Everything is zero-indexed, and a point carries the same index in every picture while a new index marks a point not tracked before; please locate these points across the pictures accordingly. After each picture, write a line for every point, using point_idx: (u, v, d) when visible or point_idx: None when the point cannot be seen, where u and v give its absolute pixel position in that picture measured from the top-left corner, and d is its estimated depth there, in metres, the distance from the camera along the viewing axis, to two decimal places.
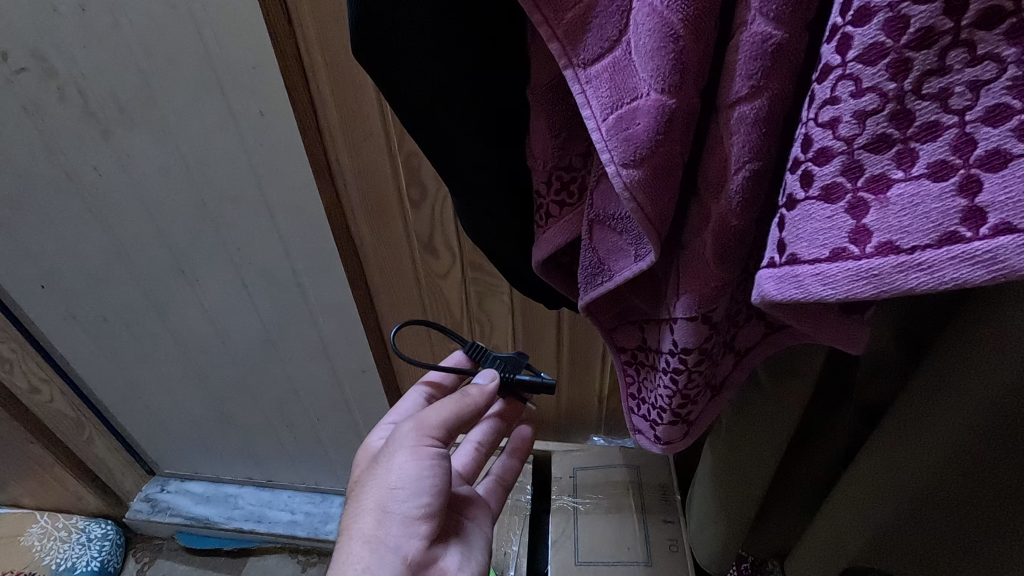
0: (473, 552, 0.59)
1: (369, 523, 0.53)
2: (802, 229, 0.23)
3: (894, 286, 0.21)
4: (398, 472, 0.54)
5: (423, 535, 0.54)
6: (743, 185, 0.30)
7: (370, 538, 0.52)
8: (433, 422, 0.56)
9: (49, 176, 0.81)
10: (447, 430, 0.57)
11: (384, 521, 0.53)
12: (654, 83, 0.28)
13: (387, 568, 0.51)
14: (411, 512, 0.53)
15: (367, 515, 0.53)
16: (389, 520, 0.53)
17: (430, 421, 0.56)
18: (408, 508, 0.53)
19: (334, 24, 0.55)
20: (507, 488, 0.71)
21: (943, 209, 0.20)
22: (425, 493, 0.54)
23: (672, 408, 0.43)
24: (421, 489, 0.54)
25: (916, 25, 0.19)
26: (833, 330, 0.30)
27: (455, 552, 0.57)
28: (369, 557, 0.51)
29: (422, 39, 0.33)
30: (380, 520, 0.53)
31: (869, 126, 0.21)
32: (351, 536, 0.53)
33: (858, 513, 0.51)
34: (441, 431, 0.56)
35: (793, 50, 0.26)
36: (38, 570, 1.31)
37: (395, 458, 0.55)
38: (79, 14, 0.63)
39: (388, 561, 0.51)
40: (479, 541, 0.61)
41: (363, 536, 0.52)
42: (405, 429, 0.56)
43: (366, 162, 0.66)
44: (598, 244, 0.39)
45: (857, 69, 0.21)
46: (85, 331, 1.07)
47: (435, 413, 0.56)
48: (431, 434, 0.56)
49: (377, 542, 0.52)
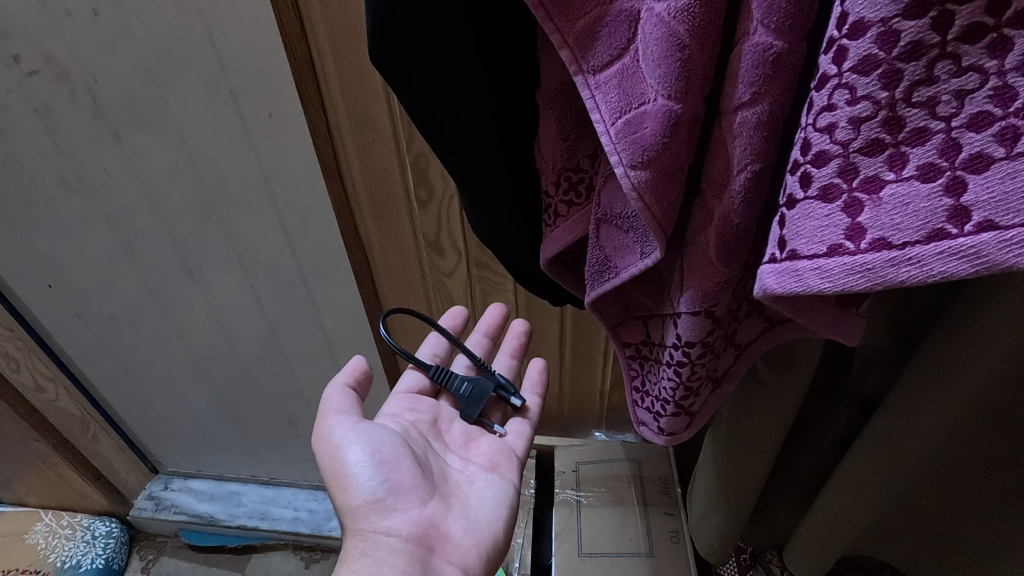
0: (474, 501, 0.60)
1: (349, 523, 0.55)
2: (801, 227, 0.25)
3: (886, 279, 0.23)
4: (344, 465, 0.57)
5: (404, 506, 0.56)
6: (745, 185, 0.31)
7: (357, 534, 0.54)
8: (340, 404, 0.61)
9: (59, 177, 0.82)
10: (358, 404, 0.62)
11: (361, 514, 0.55)
12: (661, 90, 0.30)
13: (382, 547, 0.53)
14: (378, 492, 0.55)
15: (347, 518, 0.56)
16: (363, 510, 0.55)
17: (337, 408, 0.61)
18: (372, 489, 0.56)
19: (346, 28, 0.56)
20: (533, 425, 0.72)
21: (931, 208, 0.22)
22: (378, 468, 0.56)
23: (675, 400, 0.44)
24: (372, 465, 0.56)
25: (906, 39, 0.21)
26: (831, 322, 0.32)
27: (456, 511, 0.59)
28: (363, 546, 0.53)
29: (438, 46, 0.35)
30: (357, 515, 0.55)
31: (863, 132, 0.23)
32: (343, 543, 0.55)
33: (860, 495, 0.51)
34: (354, 410, 0.61)
35: (792, 59, 0.27)
36: (43, 567, 1.32)
37: (332, 458, 0.58)
38: (92, 18, 0.64)
39: (381, 541, 0.53)
40: (486, 488, 0.62)
41: (351, 536, 0.55)
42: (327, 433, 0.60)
43: (375, 162, 0.67)
44: (605, 242, 0.40)
45: (852, 79, 0.22)
46: (91, 330, 1.08)
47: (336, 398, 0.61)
48: (347, 418, 0.60)
49: (364, 532, 0.54)
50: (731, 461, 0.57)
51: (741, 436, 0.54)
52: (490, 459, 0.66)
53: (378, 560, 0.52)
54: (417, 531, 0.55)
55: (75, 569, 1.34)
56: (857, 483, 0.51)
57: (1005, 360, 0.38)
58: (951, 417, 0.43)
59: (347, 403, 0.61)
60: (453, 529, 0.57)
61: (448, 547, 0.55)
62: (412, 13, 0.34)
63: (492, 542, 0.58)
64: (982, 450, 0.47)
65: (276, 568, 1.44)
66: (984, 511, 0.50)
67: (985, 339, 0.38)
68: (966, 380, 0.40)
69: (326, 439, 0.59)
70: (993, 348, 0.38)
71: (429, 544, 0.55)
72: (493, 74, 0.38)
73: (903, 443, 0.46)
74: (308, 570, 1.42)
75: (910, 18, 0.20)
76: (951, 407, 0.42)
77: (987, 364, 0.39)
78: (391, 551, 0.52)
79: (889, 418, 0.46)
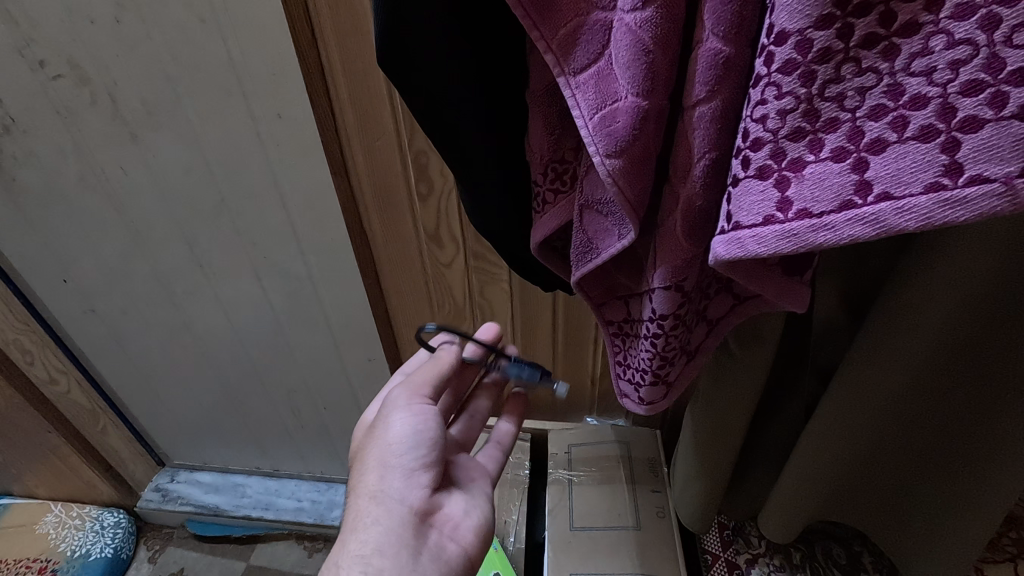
0: (472, 494, 0.66)
1: (373, 479, 0.59)
2: (742, 202, 0.30)
3: (809, 243, 0.28)
4: (397, 427, 0.61)
5: (425, 483, 0.60)
6: (704, 171, 0.36)
7: (375, 493, 0.58)
8: (420, 380, 0.65)
9: (77, 175, 0.87)
10: (434, 388, 0.65)
11: (386, 475, 0.59)
12: (631, 89, 0.34)
13: (395, 515, 0.57)
14: (412, 464, 0.60)
15: (371, 474, 0.59)
16: (392, 472, 0.59)
17: (419, 382, 0.65)
18: (407, 460, 0.60)
19: (352, 35, 0.61)
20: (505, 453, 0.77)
21: (842, 183, 0.27)
22: (423, 445, 0.61)
23: (653, 370, 0.49)
24: (418, 440, 0.61)
25: (817, 46, 0.26)
26: (781, 290, 0.37)
27: (456, 497, 0.64)
28: (378, 509, 0.57)
29: (438, 51, 0.40)
30: (382, 475, 0.59)
31: (789, 121, 0.28)
32: (358, 496, 0.58)
33: (821, 458, 0.57)
34: (432, 388, 0.65)
35: (740, 62, 0.32)
36: (54, 556, 1.36)
37: (391, 418, 0.62)
38: (114, 26, 0.69)
39: (395, 509, 0.57)
40: (480, 491, 0.68)
41: (368, 492, 0.58)
42: (395, 395, 0.64)
43: (379, 158, 0.72)
44: (587, 226, 0.45)
45: (778, 78, 0.27)
46: (103, 323, 1.13)
47: (421, 374, 0.65)
48: (421, 393, 0.64)
49: (383, 495, 0.58)
50: (707, 432, 0.61)
51: (717, 407, 0.59)
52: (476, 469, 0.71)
53: (388, 526, 0.56)
54: (427, 509, 0.59)
55: (85, 558, 1.38)
56: (821, 445, 0.56)
57: (943, 327, 0.44)
58: (897, 378, 0.49)
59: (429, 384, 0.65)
60: (454, 514, 0.62)
61: (449, 532, 0.60)
62: (415, 22, 0.38)
63: (485, 534, 0.63)
64: (928, 412, 0.53)
65: (279, 557, 1.48)
66: (932, 469, 0.56)
67: (921, 308, 0.44)
68: (908, 346, 0.46)
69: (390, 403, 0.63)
70: (926, 319, 0.44)
71: (433, 522, 0.59)
72: (486, 75, 0.43)
73: (859, 405, 0.52)
74: (311, 559, 1.47)
75: (820, 29, 0.25)
76: (899, 365, 0.48)
77: (926, 331, 0.45)
78: (401, 521, 0.56)
79: (845, 385, 0.51)
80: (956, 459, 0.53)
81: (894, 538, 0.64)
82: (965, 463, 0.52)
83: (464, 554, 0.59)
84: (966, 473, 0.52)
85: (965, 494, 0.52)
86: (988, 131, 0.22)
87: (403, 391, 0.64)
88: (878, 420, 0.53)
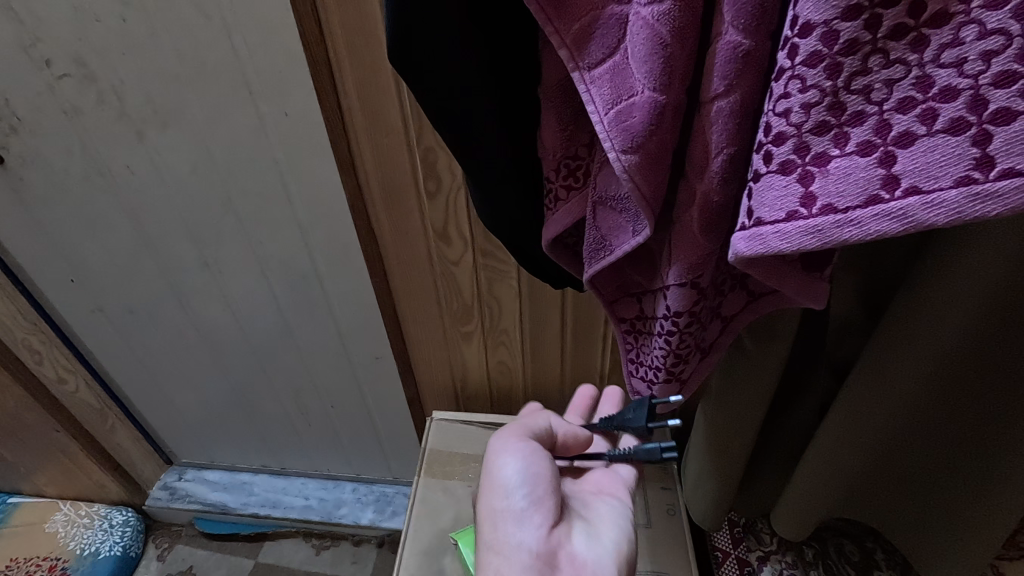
0: (602, 526, 0.59)
1: (491, 530, 0.55)
2: (764, 197, 0.30)
3: (834, 239, 0.27)
4: (499, 474, 0.58)
5: (542, 525, 0.54)
6: (722, 166, 0.36)
7: (492, 547, 0.53)
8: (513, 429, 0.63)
9: (84, 175, 0.87)
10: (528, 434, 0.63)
11: (503, 523, 0.55)
12: (648, 83, 0.34)
13: (521, 560, 0.51)
14: (522, 505, 0.55)
15: (487, 525, 0.55)
16: (504, 517, 0.55)
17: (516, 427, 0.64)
18: (517, 501, 0.56)
19: (360, 30, 0.61)
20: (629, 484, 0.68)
21: (869, 177, 0.26)
22: (528, 484, 0.57)
23: (667, 367, 0.48)
24: (523, 480, 0.57)
25: (844, 37, 0.25)
26: (799, 286, 0.36)
27: (579, 535, 0.56)
28: (497, 560, 0.52)
29: (450, 46, 0.39)
30: (495, 522, 0.55)
31: (813, 115, 0.27)
32: (482, 547, 0.54)
33: (836, 458, 0.57)
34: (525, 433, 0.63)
35: (759, 55, 0.32)
36: (64, 555, 1.37)
37: (493, 465, 0.60)
38: (121, 24, 0.69)
39: (516, 556, 0.52)
40: (614, 527, 0.59)
41: (491, 545, 0.54)
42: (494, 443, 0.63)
43: (387, 156, 0.72)
44: (600, 222, 0.45)
45: (802, 71, 0.27)
46: (110, 322, 1.13)
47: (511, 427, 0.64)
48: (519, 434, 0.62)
49: (501, 544, 0.53)
50: (720, 429, 0.61)
51: (730, 404, 0.58)
52: (604, 487, 0.67)
53: None
54: (551, 551, 0.53)
55: (94, 556, 1.39)
56: (836, 445, 0.56)
57: (964, 325, 0.44)
58: (915, 377, 0.48)
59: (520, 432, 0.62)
60: (583, 551, 0.54)
61: (582, 569, 0.52)
62: (427, 16, 0.38)
63: (623, 564, 0.55)
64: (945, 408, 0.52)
65: (287, 555, 1.48)
66: (951, 466, 0.56)
67: (940, 306, 0.43)
68: (927, 345, 0.46)
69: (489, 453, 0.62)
70: (947, 317, 0.43)
71: (562, 562, 0.52)
72: (498, 71, 0.42)
73: (875, 405, 0.51)
74: (319, 556, 1.47)
75: (848, 20, 0.25)
76: (920, 363, 0.47)
77: (946, 330, 0.44)
78: (529, 568, 0.50)
79: (863, 385, 0.51)
80: (978, 456, 0.52)
81: (911, 536, 0.64)
82: (989, 459, 0.51)
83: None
84: (988, 469, 0.52)
85: (988, 490, 0.52)
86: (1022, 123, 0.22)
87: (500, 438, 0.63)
88: (896, 421, 0.53)
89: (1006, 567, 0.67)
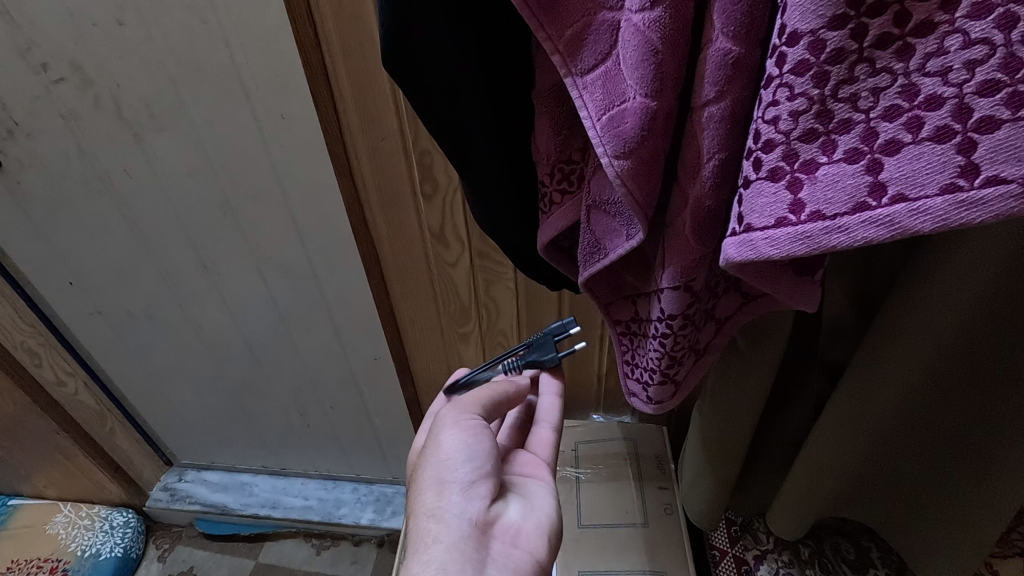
0: (538, 500, 0.60)
1: (430, 497, 0.54)
2: (754, 204, 0.30)
3: (822, 245, 0.27)
4: (446, 446, 0.57)
5: (484, 495, 0.55)
6: (714, 171, 0.36)
7: (431, 514, 0.53)
8: (468, 400, 0.62)
9: (82, 178, 0.87)
10: (483, 405, 0.62)
11: (443, 491, 0.54)
12: (640, 89, 0.34)
13: (457, 530, 0.51)
14: (468, 477, 0.55)
15: (427, 493, 0.55)
16: (446, 487, 0.54)
17: (466, 400, 0.62)
18: (463, 473, 0.56)
19: (355, 33, 0.61)
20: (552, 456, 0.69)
21: (856, 184, 0.26)
22: (477, 457, 0.57)
23: (662, 369, 0.49)
24: (470, 454, 0.57)
25: (831, 46, 0.25)
26: (792, 289, 0.37)
27: (517, 504, 0.58)
28: (437, 527, 0.52)
29: (444, 53, 0.40)
30: (438, 492, 0.54)
31: (801, 122, 0.27)
32: (419, 511, 0.54)
33: (828, 457, 0.57)
34: (479, 404, 0.62)
35: (749, 62, 0.32)
36: (65, 556, 1.37)
37: (440, 436, 0.59)
38: (116, 28, 0.69)
39: (455, 524, 0.52)
40: (545, 491, 0.62)
41: (427, 511, 0.54)
42: (444, 413, 0.61)
43: (383, 159, 0.72)
44: (595, 226, 0.45)
45: (790, 79, 0.27)
46: (109, 325, 1.13)
47: (471, 394, 0.63)
48: (468, 408, 0.61)
49: (441, 512, 0.53)
50: (716, 430, 0.61)
51: (727, 404, 0.58)
52: (531, 470, 0.65)
53: (449, 545, 0.50)
54: (487, 522, 0.53)
55: (95, 558, 1.39)
56: (829, 445, 0.56)
57: (955, 327, 0.44)
58: (906, 377, 0.49)
59: (472, 404, 0.62)
60: (516, 522, 0.55)
61: (514, 541, 0.53)
62: (420, 23, 0.38)
63: (554, 537, 0.56)
64: (936, 408, 0.53)
65: (288, 555, 1.49)
66: (943, 467, 0.56)
67: (930, 309, 0.44)
68: (918, 346, 0.46)
69: (436, 423, 0.61)
70: (939, 319, 0.44)
71: (496, 534, 0.53)
72: (492, 76, 0.42)
73: (867, 405, 0.52)
74: (320, 556, 1.48)
75: (834, 29, 0.25)
76: (909, 364, 0.47)
77: (937, 332, 0.44)
78: (464, 535, 0.51)
79: (855, 385, 0.52)
80: (969, 458, 0.53)
81: (903, 536, 0.65)
82: (978, 460, 0.52)
83: (533, 562, 0.53)
84: (976, 470, 0.52)
85: (976, 489, 0.53)
86: (1006, 132, 0.22)
87: (450, 411, 0.61)
88: (888, 420, 0.54)
89: (1001, 566, 0.67)
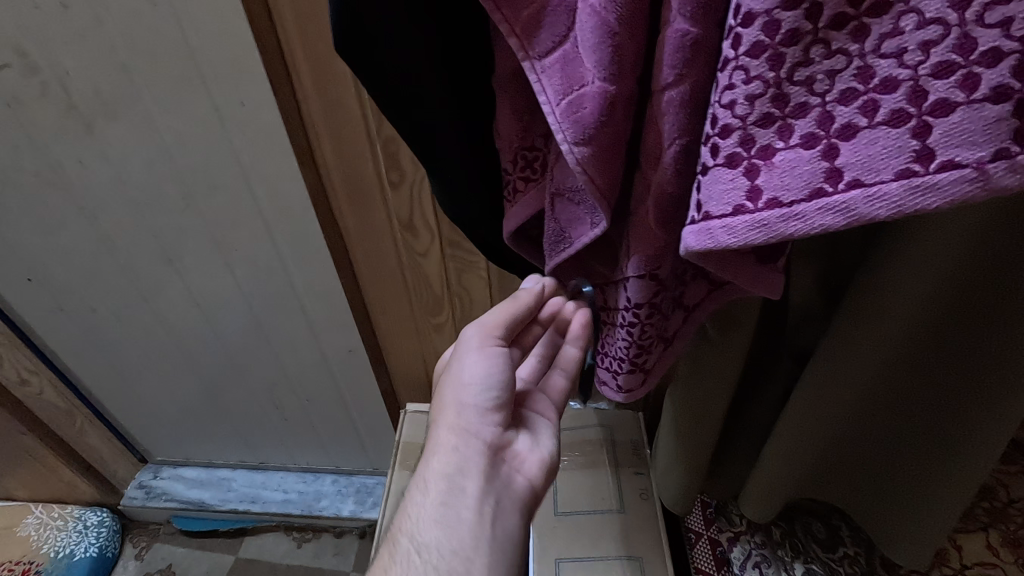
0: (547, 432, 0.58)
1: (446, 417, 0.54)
2: (712, 191, 0.29)
3: (779, 233, 0.27)
4: (466, 370, 0.55)
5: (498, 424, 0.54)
6: (675, 157, 0.35)
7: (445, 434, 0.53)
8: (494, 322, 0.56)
9: (34, 170, 0.83)
10: (509, 329, 0.56)
11: (460, 414, 0.53)
12: (598, 73, 0.33)
13: (469, 456, 0.51)
14: (485, 404, 0.54)
15: (444, 411, 0.54)
16: (464, 412, 0.53)
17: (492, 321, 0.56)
18: (480, 400, 0.54)
19: (312, 15, 0.58)
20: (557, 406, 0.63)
21: (812, 170, 0.26)
22: (496, 387, 0.55)
23: (630, 358, 0.48)
24: (489, 383, 0.54)
25: (786, 27, 0.25)
26: (755, 277, 0.36)
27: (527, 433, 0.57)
28: (450, 449, 0.52)
29: (398, 36, 0.38)
30: (456, 414, 0.54)
31: (757, 107, 0.27)
32: (437, 429, 0.54)
33: (799, 439, 0.57)
34: (507, 329, 0.56)
35: (708, 44, 0.31)
36: (38, 558, 1.34)
37: (462, 358, 0.55)
38: (61, 12, 0.65)
39: (468, 450, 0.52)
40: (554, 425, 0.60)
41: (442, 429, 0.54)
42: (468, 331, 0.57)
43: (348, 148, 0.70)
44: (559, 214, 0.44)
45: (746, 62, 0.26)
46: (73, 322, 1.10)
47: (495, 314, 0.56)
48: (496, 332, 0.55)
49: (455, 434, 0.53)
50: (688, 416, 0.62)
51: (698, 390, 0.58)
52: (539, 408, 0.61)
53: (460, 469, 0.51)
54: (497, 450, 0.53)
55: (69, 558, 1.37)
56: (800, 427, 0.56)
57: (920, 307, 0.44)
58: (874, 357, 0.49)
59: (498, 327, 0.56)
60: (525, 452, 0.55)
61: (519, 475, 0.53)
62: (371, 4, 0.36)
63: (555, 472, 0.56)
64: (903, 386, 0.53)
65: (268, 549, 1.48)
66: (909, 444, 0.57)
67: (896, 289, 0.43)
68: (884, 326, 0.46)
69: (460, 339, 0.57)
70: (904, 299, 0.44)
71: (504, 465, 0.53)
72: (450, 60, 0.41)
73: (835, 386, 0.52)
74: (301, 549, 1.47)
75: (788, 9, 0.24)
76: (878, 344, 0.47)
77: (903, 311, 0.44)
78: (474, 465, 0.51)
79: (823, 366, 0.52)
80: (934, 434, 0.53)
81: (870, 512, 0.66)
82: (943, 437, 0.53)
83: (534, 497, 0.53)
84: (941, 447, 0.53)
85: (941, 465, 0.54)
86: (960, 115, 0.22)
87: (474, 331, 0.56)
88: (857, 399, 0.54)
89: (962, 540, 0.69)
